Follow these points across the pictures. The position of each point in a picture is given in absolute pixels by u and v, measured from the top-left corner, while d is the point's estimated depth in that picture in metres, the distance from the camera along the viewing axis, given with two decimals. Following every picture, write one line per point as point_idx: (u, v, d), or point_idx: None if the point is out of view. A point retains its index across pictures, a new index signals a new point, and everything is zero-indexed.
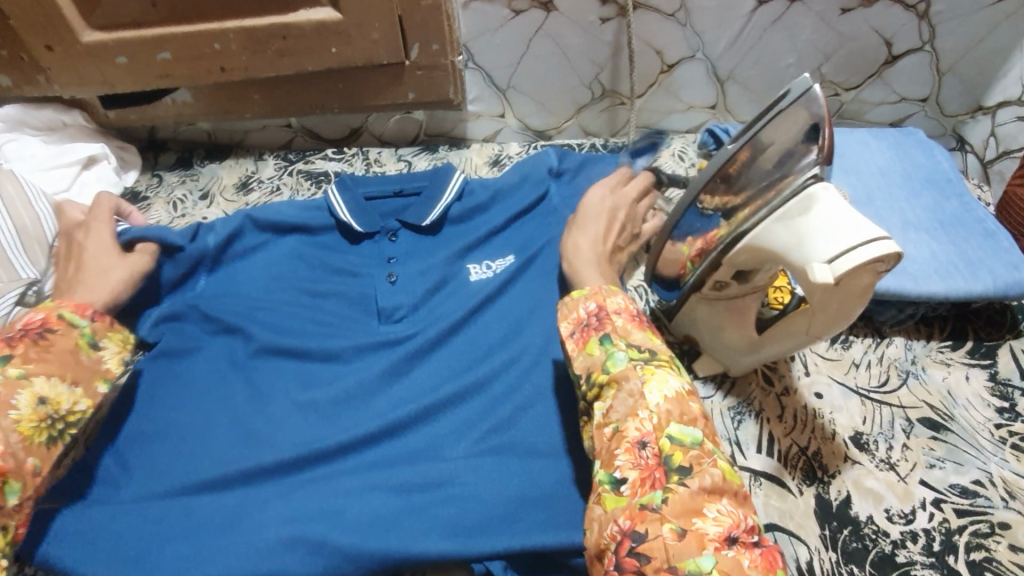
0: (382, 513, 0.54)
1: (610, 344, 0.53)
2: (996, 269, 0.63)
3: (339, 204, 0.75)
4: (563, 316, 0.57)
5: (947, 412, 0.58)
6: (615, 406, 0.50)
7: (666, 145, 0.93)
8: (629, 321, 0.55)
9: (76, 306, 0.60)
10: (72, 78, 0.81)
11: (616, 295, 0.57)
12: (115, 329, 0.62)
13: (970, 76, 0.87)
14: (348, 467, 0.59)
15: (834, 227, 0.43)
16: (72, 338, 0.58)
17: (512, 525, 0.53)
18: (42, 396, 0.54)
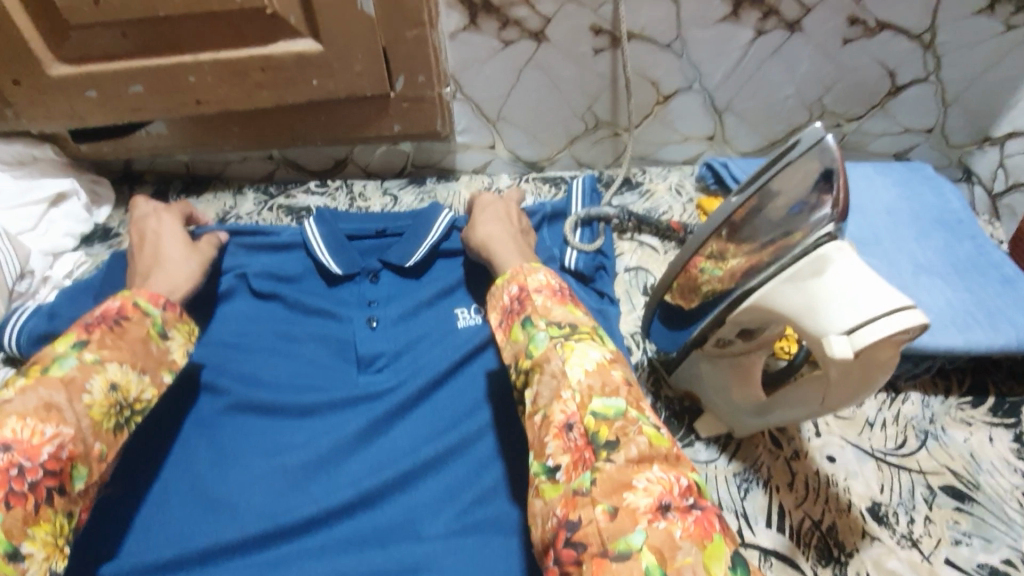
0: None
1: (531, 325, 0.50)
2: (1017, 319, 0.59)
3: (316, 243, 0.69)
4: (494, 305, 0.56)
5: (972, 480, 0.53)
6: (541, 391, 0.47)
7: (663, 179, 0.90)
8: (549, 298, 0.52)
9: (151, 295, 0.56)
10: (40, 113, 0.77)
11: (538, 273, 0.55)
12: (183, 320, 0.57)
13: (977, 107, 0.84)
14: (319, 544, 0.54)
15: (850, 294, 0.39)
16: (144, 326, 0.54)
17: None
18: (114, 382, 0.50)
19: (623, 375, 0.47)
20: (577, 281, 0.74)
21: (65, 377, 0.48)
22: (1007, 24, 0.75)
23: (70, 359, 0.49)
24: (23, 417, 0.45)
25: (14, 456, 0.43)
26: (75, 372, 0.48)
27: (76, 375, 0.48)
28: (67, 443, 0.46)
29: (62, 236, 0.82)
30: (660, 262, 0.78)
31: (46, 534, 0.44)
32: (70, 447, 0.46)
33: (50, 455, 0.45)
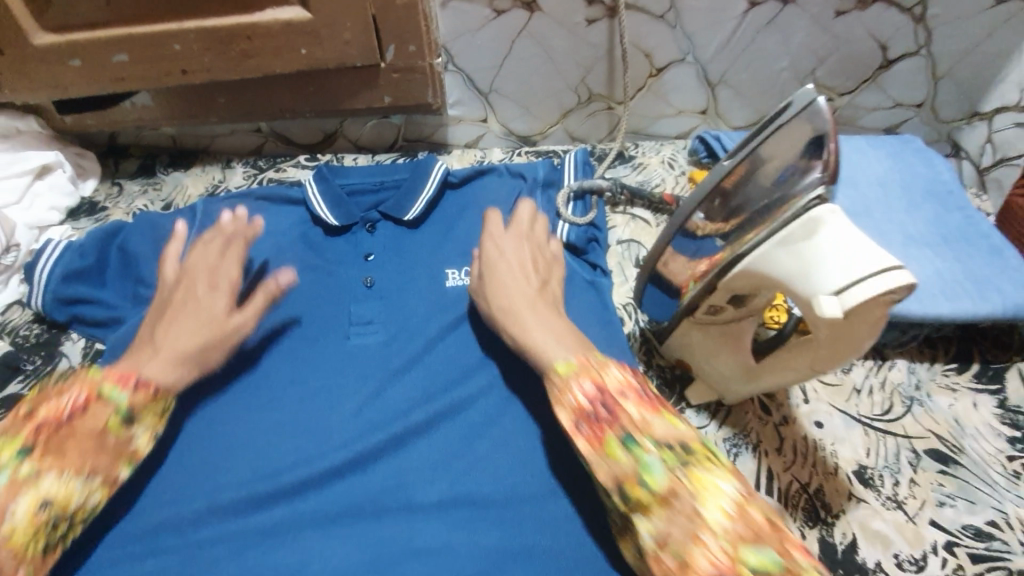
0: (344, 568, 0.51)
1: (635, 444, 0.44)
2: (1004, 288, 0.59)
3: (315, 197, 0.73)
4: (558, 404, 0.48)
5: (956, 443, 0.54)
6: (669, 529, 0.41)
7: (656, 153, 0.90)
8: (641, 406, 0.46)
9: (120, 376, 0.53)
10: (23, 82, 0.75)
11: (612, 370, 0.49)
12: (157, 400, 0.54)
13: (968, 79, 0.84)
14: (311, 512, 0.55)
15: (841, 254, 0.39)
16: (104, 417, 0.51)
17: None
18: (46, 498, 0.47)
19: (763, 512, 0.41)
20: (569, 253, 0.73)
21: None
22: None
23: (3, 472, 0.46)
24: None
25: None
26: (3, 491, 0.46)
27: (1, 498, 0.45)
28: None
29: (47, 210, 0.80)
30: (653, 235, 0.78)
31: None
32: None
33: None
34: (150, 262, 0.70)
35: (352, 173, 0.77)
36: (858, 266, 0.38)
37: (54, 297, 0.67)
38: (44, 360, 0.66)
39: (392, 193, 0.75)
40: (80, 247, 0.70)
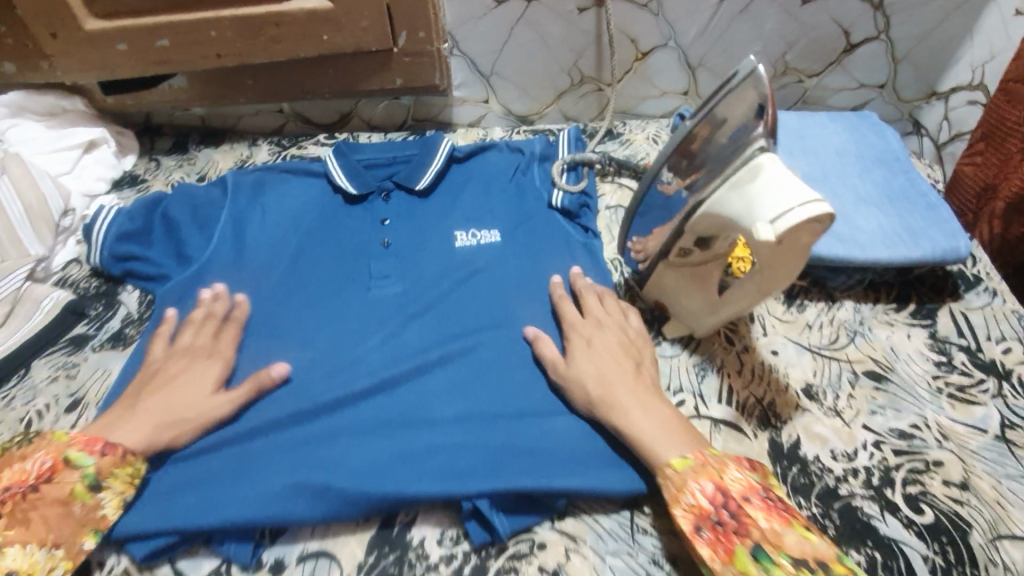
0: (377, 461, 0.58)
1: (770, 561, 0.46)
2: (937, 237, 0.68)
3: (334, 169, 0.81)
4: (675, 501, 0.51)
5: (889, 365, 0.64)
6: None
7: (642, 130, 0.99)
8: (770, 515, 0.48)
9: (87, 441, 0.55)
10: (75, 64, 0.84)
11: (732, 470, 0.52)
12: (127, 461, 0.56)
13: (924, 62, 0.93)
14: (346, 422, 0.62)
15: (775, 191, 0.48)
16: (69, 484, 0.53)
17: (507, 468, 0.57)
18: (11, 569, 0.49)
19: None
20: (563, 218, 0.81)
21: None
22: None
23: None
24: None
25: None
26: None
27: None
28: None
29: (95, 180, 0.89)
30: None
31: None
32: None
33: None
34: (190, 226, 0.78)
35: (368, 148, 0.85)
36: (788, 199, 0.47)
37: (110, 254, 0.76)
38: (105, 306, 0.75)
39: (403, 166, 0.84)
40: (129, 212, 0.78)
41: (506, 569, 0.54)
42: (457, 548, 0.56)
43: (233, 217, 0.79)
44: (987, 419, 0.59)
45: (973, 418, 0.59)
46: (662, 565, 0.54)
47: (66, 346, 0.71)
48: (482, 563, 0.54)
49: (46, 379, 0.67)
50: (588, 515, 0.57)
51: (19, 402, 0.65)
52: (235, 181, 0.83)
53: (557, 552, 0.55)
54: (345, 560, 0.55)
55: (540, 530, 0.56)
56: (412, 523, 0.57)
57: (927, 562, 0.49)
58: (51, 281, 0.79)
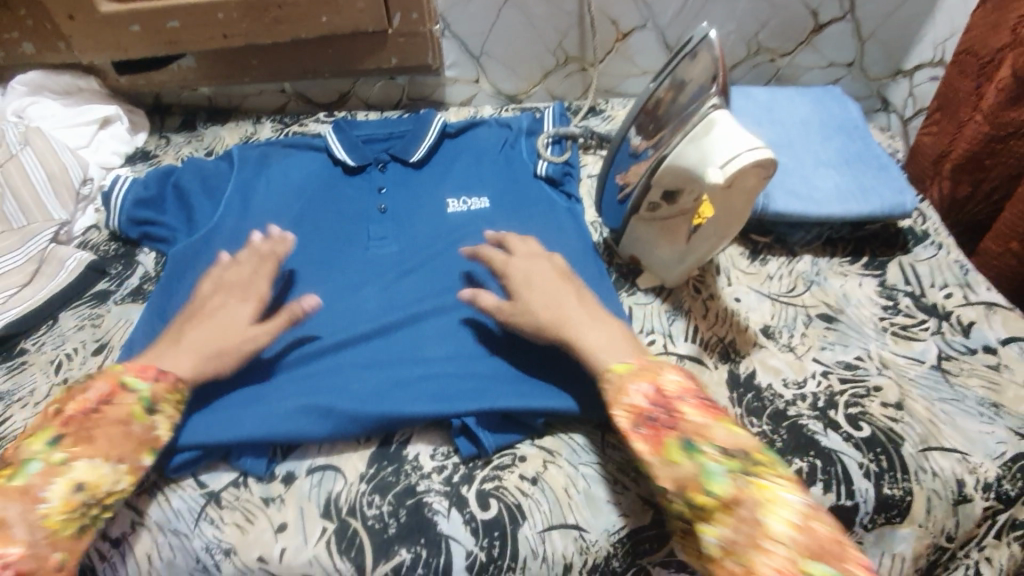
0: (376, 386, 0.65)
1: (695, 449, 0.51)
2: (884, 194, 0.76)
3: (336, 144, 0.87)
4: (615, 402, 0.55)
5: (840, 308, 0.71)
6: (734, 534, 0.47)
7: (623, 107, 1.05)
8: (698, 408, 0.53)
9: (139, 368, 0.59)
10: (90, 45, 0.91)
11: (668, 373, 0.56)
12: (175, 388, 0.60)
13: (888, 41, 0.99)
14: (346, 357, 0.68)
15: (725, 141, 0.56)
16: (129, 406, 0.57)
17: (492, 391, 0.64)
18: (78, 482, 0.53)
19: (829, 529, 0.47)
20: (548, 186, 0.85)
21: (25, 485, 0.52)
22: None
23: (35, 463, 0.53)
24: None
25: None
26: (36, 478, 0.52)
27: (34, 482, 0.52)
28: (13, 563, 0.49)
29: (110, 154, 0.96)
30: None
31: None
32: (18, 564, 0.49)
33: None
34: (200, 196, 0.84)
35: (365, 125, 0.91)
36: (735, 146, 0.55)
37: (128, 218, 0.83)
38: (123, 266, 0.81)
39: (399, 141, 0.90)
40: (144, 181, 0.85)
41: (491, 477, 0.61)
42: (448, 461, 0.62)
43: (239, 187, 0.84)
44: (926, 351, 0.66)
45: (913, 351, 0.66)
46: (631, 473, 0.60)
47: (90, 300, 0.77)
48: (469, 473, 0.61)
49: (74, 327, 0.74)
50: (565, 434, 0.64)
51: (50, 345, 0.73)
52: (241, 155, 0.88)
53: (536, 463, 0.61)
54: (349, 470, 0.62)
55: (521, 443, 0.63)
56: (409, 443, 0.64)
57: (861, 468, 0.57)
58: (74, 245, 0.85)
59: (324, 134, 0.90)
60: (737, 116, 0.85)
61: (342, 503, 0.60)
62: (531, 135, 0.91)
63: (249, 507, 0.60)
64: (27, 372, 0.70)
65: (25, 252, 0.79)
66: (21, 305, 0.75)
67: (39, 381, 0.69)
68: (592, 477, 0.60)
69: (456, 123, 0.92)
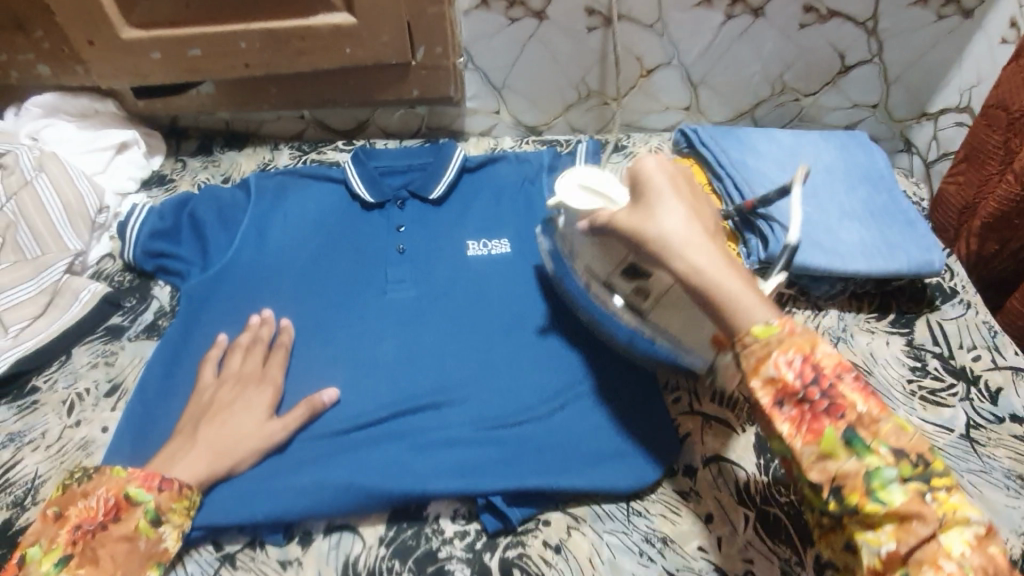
0: (396, 459, 0.64)
1: (863, 446, 0.48)
2: (912, 251, 0.75)
3: (354, 178, 0.86)
4: (755, 372, 0.51)
5: (868, 368, 0.70)
6: (898, 546, 0.47)
7: (645, 143, 1.02)
8: (863, 398, 0.49)
9: (144, 477, 0.57)
10: (109, 70, 0.90)
11: (824, 344, 0.51)
12: (184, 495, 0.58)
13: (915, 84, 0.97)
14: (364, 426, 0.67)
15: (602, 180, 0.67)
16: (134, 521, 0.55)
17: (513, 468, 0.63)
18: None
19: (997, 548, 0.47)
20: None
21: None
22: (939, 13, 0.89)
23: None
24: None
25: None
26: None
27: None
28: None
29: (126, 179, 0.95)
30: None
31: None
32: None
33: None
34: (216, 227, 0.83)
35: (383, 156, 0.90)
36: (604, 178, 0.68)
37: (143, 251, 0.81)
38: (138, 299, 0.80)
39: (419, 174, 0.89)
40: (160, 211, 0.83)
41: (513, 544, 0.60)
42: (470, 526, 0.61)
43: (256, 219, 0.83)
44: (954, 419, 0.66)
45: (942, 418, 0.66)
46: (655, 543, 0.60)
47: (104, 335, 0.77)
48: (492, 541, 0.60)
49: (87, 365, 0.74)
50: (592, 499, 0.63)
51: (63, 384, 0.72)
52: (259, 185, 0.87)
53: (560, 530, 0.61)
54: (367, 533, 0.61)
55: (544, 510, 0.62)
56: (424, 513, 0.62)
57: None
58: (88, 275, 0.85)
59: (343, 165, 0.89)
60: (761, 163, 0.85)
61: (360, 566, 0.59)
62: (552, 172, 0.90)
63: (265, 569, 0.59)
64: (39, 413, 0.70)
65: (37, 284, 0.78)
66: (32, 341, 0.74)
67: (52, 423, 0.69)
68: (616, 546, 0.59)
69: (475, 157, 0.91)
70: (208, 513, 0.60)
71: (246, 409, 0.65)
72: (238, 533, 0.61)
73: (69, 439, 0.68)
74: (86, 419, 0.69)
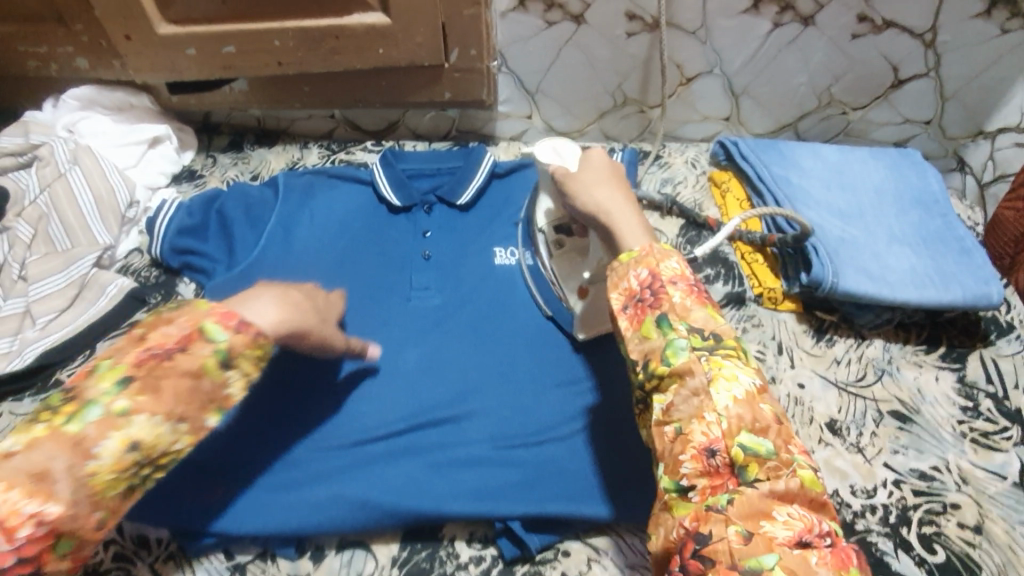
0: (410, 476, 0.62)
1: (669, 327, 0.51)
2: (967, 281, 0.70)
3: (381, 180, 0.84)
4: (613, 285, 0.55)
5: (914, 406, 0.66)
6: (678, 403, 0.49)
7: (681, 153, 0.95)
8: (687, 296, 0.52)
9: (223, 315, 0.51)
10: (145, 64, 0.90)
11: (671, 260, 0.55)
12: (258, 343, 0.53)
13: (973, 103, 0.89)
14: (380, 439, 0.65)
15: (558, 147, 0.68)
16: (202, 357, 0.49)
17: (531, 493, 0.61)
18: (134, 442, 0.46)
19: (773, 410, 0.49)
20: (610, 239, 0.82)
21: (78, 435, 0.45)
22: (1003, 28, 0.81)
23: (95, 409, 0.46)
24: (14, 487, 0.42)
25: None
26: (92, 429, 0.45)
27: (91, 434, 0.45)
28: (48, 521, 0.43)
29: (157, 174, 0.95)
30: (673, 226, 0.85)
31: None
32: (54, 525, 0.43)
33: (27, 537, 0.42)
34: (244, 224, 0.82)
35: (413, 158, 0.87)
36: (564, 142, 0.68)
37: (171, 247, 0.81)
38: (162, 296, 0.80)
39: (447, 178, 0.86)
40: (189, 207, 0.83)
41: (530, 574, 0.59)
42: (485, 551, 0.60)
43: (283, 219, 0.82)
44: (1007, 465, 0.61)
45: (994, 463, 0.62)
46: None
47: (125, 332, 0.76)
48: (508, 569, 0.59)
49: None
50: (613, 530, 0.61)
51: None
52: (288, 183, 0.86)
53: (580, 562, 0.59)
54: (379, 552, 0.60)
55: (564, 539, 0.61)
56: (438, 535, 0.61)
57: None
58: (116, 269, 0.85)
59: (371, 166, 0.87)
60: (804, 178, 0.81)
61: None
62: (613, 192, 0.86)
63: None
64: None
65: (67, 276, 0.79)
66: (58, 334, 0.75)
67: None
68: None
69: (505, 162, 0.89)
70: (221, 523, 0.60)
71: (304, 295, 0.62)
72: (250, 543, 0.61)
73: None
74: None
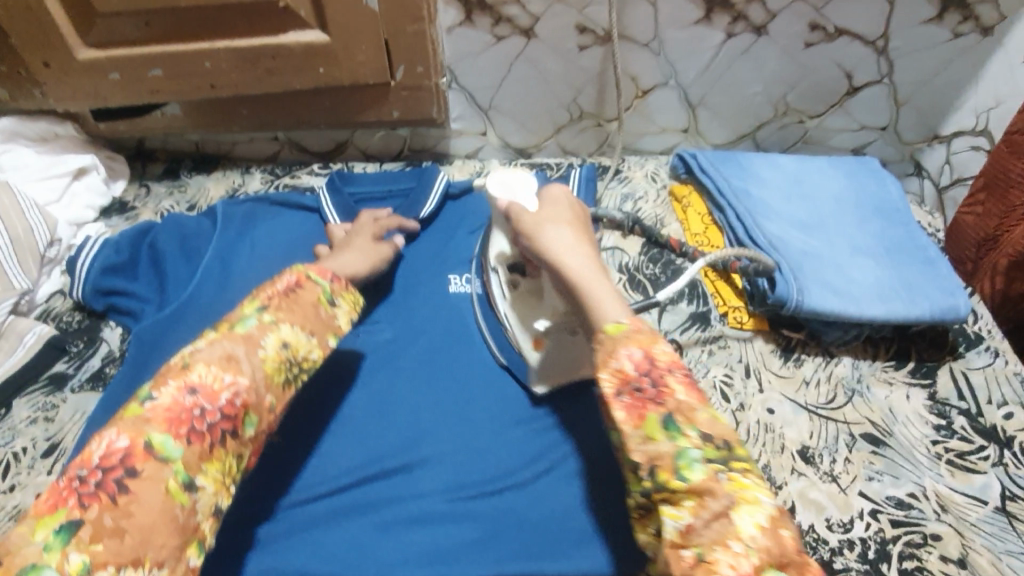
0: (356, 540, 0.57)
1: (678, 429, 0.43)
2: (931, 294, 0.69)
3: (329, 207, 0.79)
4: (601, 364, 0.46)
5: (887, 428, 0.63)
6: (695, 522, 0.40)
7: (640, 166, 0.92)
8: (688, 388, 0.45)
9: (319, 269, 0.57)
10: (67, 92, 0.83)
11: (664, 342, 0.47)
12: (349, 290, 0.57)
13: (927, 108, 0.89)
14: (324, 496, 0.60)
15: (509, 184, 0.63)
16: (315, 292, 0.54)
17: (489, 551, 0.56)
18: (285, 341, 0.50)
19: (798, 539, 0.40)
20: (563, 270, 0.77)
21: (246, 334, 0.49)
22: (954, 31, 0.81)
23: (250, 320, 0.50)
24: (208, 364, 0.47)
25: (198, 399, 0.45)
26: (253, 330, 0.49)
27: (254, 332, 0.49)
28: (242, 392, 0.47)
29: (84, 209, 0.89)
30: (634, 244, 0.82)
31: (216, 471, 0.45)
32: (244, 396, 0.47)
33: (227, 400, 0.46)
34: (177, 259, 0.76)
35: (362, 180, 0.83)
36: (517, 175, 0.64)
37: (95, 289, 0.75)
38: (86, 343, 0.74)
39: (401, 200, 0.82)
40: (116, 244, 0.76)
41: None
42: None
43: (220, 252, 0.77)
44: (987, 488, 0.59)
45: (972, 486, 0.59)
46: None
47: (45, 385, 0.70)
48: None
49: (26, 420, 0.67)
50: None
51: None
52: (227, 212, 0.80)
53: None
54: None
55: None
56: None
57: None
58: (35, 314, 0.78)
59: (317, 191, 0.83)
60: (764, 191, 0.78)
61: None
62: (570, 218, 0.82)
63: None
64: None
65: None
66: None
67: None
68: None
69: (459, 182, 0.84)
70: None
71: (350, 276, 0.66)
72: None
73: (2, 507, 0.61)
74: (21, 484, 0.63)
